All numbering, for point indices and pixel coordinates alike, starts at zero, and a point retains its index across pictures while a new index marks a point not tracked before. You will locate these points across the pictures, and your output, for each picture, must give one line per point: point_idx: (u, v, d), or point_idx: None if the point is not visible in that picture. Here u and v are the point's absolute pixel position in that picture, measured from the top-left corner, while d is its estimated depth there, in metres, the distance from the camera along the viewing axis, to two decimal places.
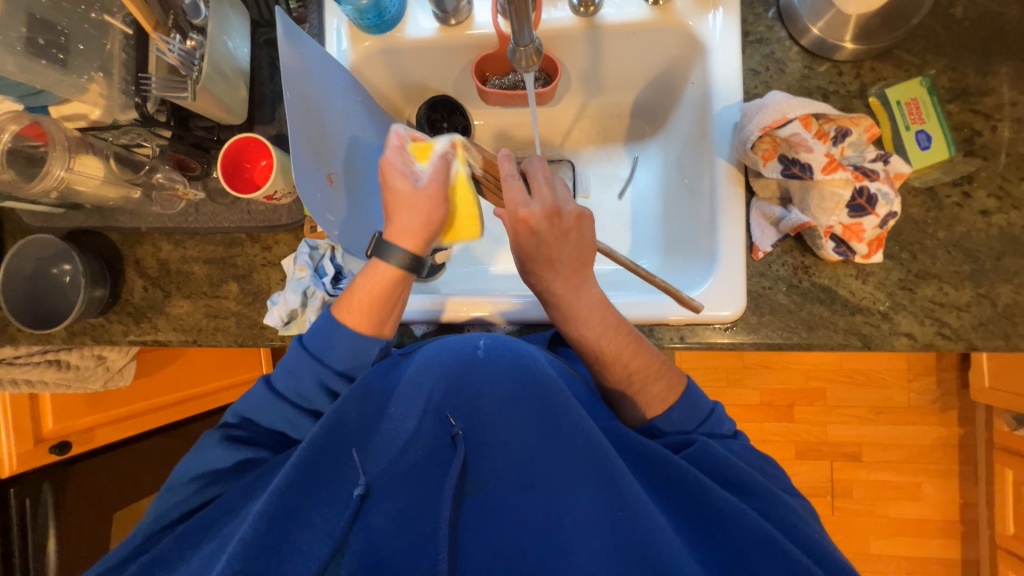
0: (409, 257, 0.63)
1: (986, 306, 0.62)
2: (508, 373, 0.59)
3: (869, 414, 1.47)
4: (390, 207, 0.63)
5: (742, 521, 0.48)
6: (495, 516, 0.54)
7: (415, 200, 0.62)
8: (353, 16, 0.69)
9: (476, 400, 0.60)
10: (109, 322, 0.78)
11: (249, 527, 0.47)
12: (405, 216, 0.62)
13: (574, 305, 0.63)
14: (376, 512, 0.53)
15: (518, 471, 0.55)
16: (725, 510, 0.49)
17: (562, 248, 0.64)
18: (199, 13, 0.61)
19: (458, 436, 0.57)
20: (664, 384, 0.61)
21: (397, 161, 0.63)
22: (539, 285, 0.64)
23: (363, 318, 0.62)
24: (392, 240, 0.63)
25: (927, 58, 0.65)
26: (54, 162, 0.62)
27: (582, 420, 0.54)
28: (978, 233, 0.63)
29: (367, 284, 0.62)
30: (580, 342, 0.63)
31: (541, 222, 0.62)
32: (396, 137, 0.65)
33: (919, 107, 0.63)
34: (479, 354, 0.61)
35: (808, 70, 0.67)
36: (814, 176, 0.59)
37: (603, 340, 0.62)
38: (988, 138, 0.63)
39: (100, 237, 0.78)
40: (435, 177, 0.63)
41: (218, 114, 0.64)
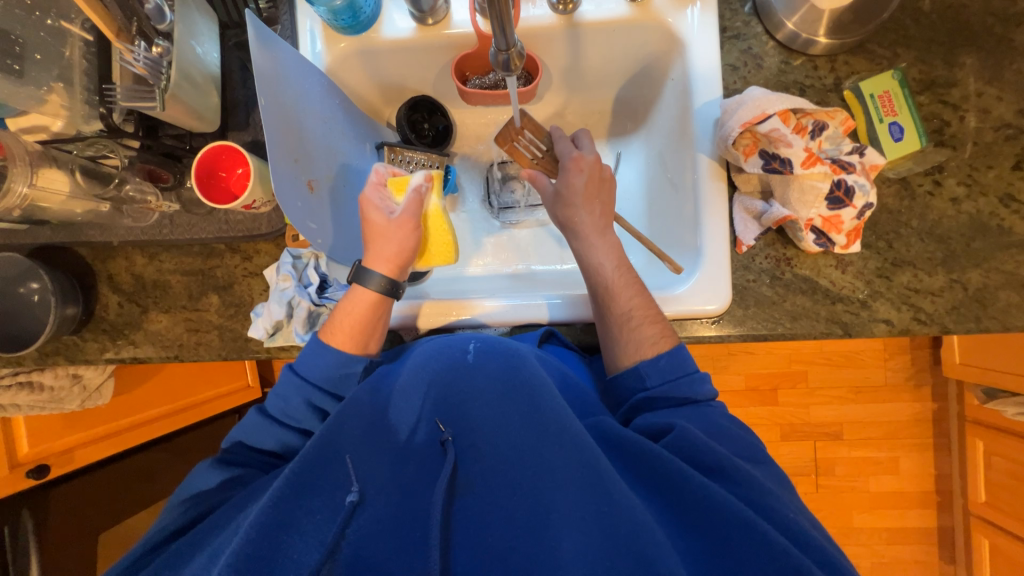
0: (386, 282, 0.63)
1: (958, 290, 0.65)
2: (498, 376, 0.60)
3: (848, 394, 1.52)
4: (367, 239, 0.65)
5: (724, 507, 0.49)
6: (485, 520, 0.53)
7: (390, 231, 0.64)
8: (327, 18, 0.67)
9: (465, 402, 0.60)
10: (84, 340, 0.75)
11: (239, 540, 0.46)
12: (382, 247, 0.64)
13: (594, 238, 0.69)
14: (364, 522, 0.51)
15: (508, 473, 0.55)
16: (707, 497, 0.50)
17: (594, 195, 0.70)
18: (164, 18, 0.58)
19: (447, 442, 0.57)
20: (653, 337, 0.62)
21: (374, 195, 0.65)
22: (568, 217, 0.70)
23: (347, 340, 0.62)
24: (369, 266, 0.63)
25: (897, 51, 0.67)
26: (15, 179, 0.59)
27: (570, 420, 0.55)
28: (949, 220, 0.65)
29: (348, 309, 0.63)
30: (594, 274, 0.67)
31: (589, 162, 0.70)
32: (375, 174, 0.67)
33: (891, 100, 0.65)
34: (469, 357, 0.62)
35: (784, 65, 0.68)
36: (794, 170, 0.60)
37: (615, 273, 0.66)
38: (956, 128, 0.65)
39: (69, 253, 0.75)
40: (409, 208, 0.64)
41: (190, 122, 0.62)
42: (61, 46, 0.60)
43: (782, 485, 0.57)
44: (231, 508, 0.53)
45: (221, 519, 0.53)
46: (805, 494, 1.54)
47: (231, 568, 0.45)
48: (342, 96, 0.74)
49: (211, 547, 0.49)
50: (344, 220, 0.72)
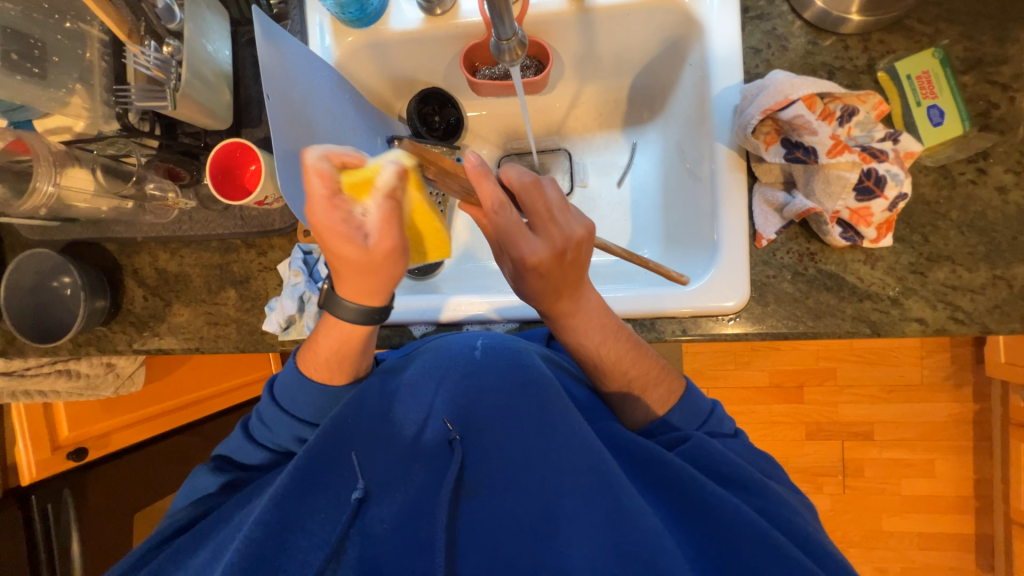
0: (362, 312, 0.54)
1: (1001, 288, 0.60)
2: (507, 374, 0.59)
3: (881, 393, 1.45)
4: (343, 273, 0.51)
5: (736, 516, 0.47)
6: (492, 521, 0.53)
7: (371, 265, 0.49)
8: (335, 11, 0.67)
9: (474, 402, 0.59)
10: (112, 332, 0.79)
11: (242, 537, 0.47)
12: (362, 282, 0.52)
13: (573, 320, 0.58)
14: (370, 520, 0.52)
15: (514, 474, 0.55)
16: (720, 506, 0.48)
17: (577, 278, 0.56)
18: (173, 17, 0.58)
19: (455, 440, 0.56)
20: (664, 389, 0.60)
21: (335, 221, 0.46)
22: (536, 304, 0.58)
23: (331, 373, 0.60)
24: (348, 299, 0.54)
25: (939, 27, 0.61)
26: (39, 178, 0.61)
27: (578, 422, 0.54)
28: (994, 211, 0.60)
29: (329, 341, 0.58)
30: (578, 350, 0.60)
31: (548, 268, 0.52)
32: (321, 178, 0.47)
33: (930, 81, 0.59)
34: (476, 354, 0.62)
35: (812, 46, 0.64)
36: (819, 159, 0.56)
37: (603, 348, 0.59)
38: (1005, 110, 0.60)
39: (98, 249, 0.79)
40: (391, 230, 0.48)
41: (202, 120, 0.62)
42: (80, 46, 0.61)
43: (787, 489, 0.56)
44: (245, 499, 0.55)
45: (235, 509, 0.54)
46: (830, 495, 1.49)
47: (236, 567, 0.45)
48: (351, 90, 0.73)
49: (215, 541, 0.51)
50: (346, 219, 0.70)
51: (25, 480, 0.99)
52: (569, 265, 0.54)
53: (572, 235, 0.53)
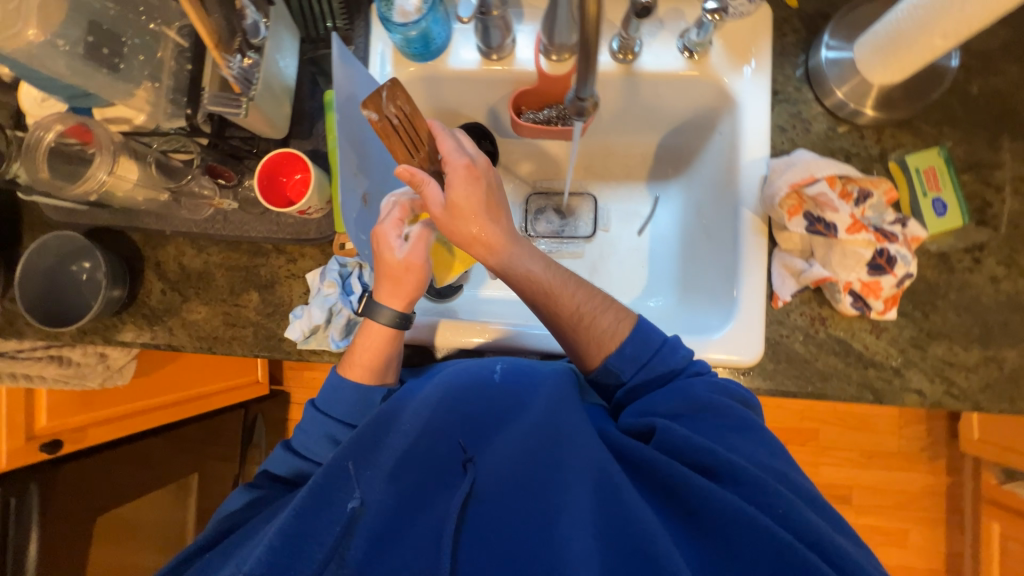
0: (396, 316, 0.64)
1: (993, 368, 0.65)
2: (521, 400, 0.63)
3: (860, 458, 1.49)
4: (383, 276, 0.63)
5: (748, 522, 0.47)
6: (495, 529, 0.53)
7: (399, 271, 0.62)
8: (400, 44, 0.71)
9: (490, 422, 0.61)
10: (122, 322, 0.77)
11: (263, 545, 0.50)
12: (395, 287, 0.63)
13: (514, 248, 0.63)
14: (372, 527, 0.52)
15: (521, 483, 0.55)
16: (730, 511, 0.48)
17: (492, 203, 0.62)
18: (258, 34, 0.60)
19: (469, 462, 0.58)
20: (613, 315, 0.64)
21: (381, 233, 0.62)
22: (474, 229, 0.61)
23: (365, 373, 0.64)
24: (380, 299, 0.64)
25: (943, 130, 0.68)
26: (98, 167, 0.61)
27: (585, 438, 0.57)
28: (987, 297, 0.66)
29: (364, 342, 0.64)
30: (525, 278, 0.63)
31: (479, 166, 0.61)
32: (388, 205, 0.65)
33: (936, 176, 0.66)
34: (495, 377, 0.65)
35: (831, 131, 0.71)
36: (838, 235, 0.62)
37: (545, 274, 0.63)
38: (997, 209, 0.67)
39: (123, 237, 0.78)
40: (421, 250, 0.62)
41: (263, 129, 0.64)
42: (157, 47, 0.64)
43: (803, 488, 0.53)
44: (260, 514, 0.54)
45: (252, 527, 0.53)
46: None
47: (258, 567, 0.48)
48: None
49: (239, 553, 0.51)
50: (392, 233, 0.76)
51: None
52: (471, 188, 0.60)
53: (471, 160, 0.61)
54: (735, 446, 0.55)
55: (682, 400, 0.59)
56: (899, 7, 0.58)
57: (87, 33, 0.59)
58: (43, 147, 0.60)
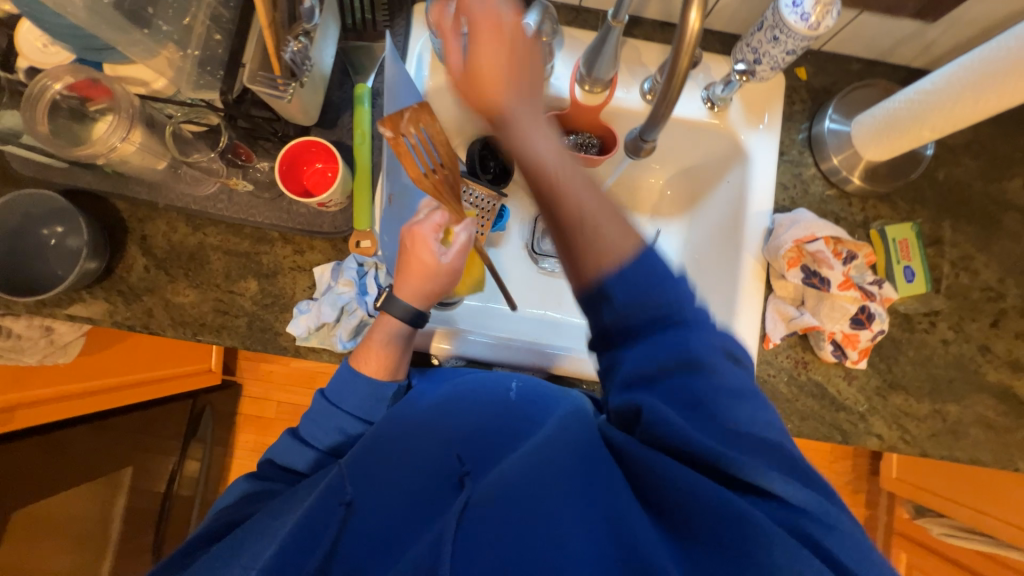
0: (410, 309, 0.63)
1: (938, 420, 0.74)
2: (534, 418, 0.59)
3: None
4: (408, 273, 0.64)
5: (767, 533, 0.37)
6: (487, 532, 0.43)
7: (429, 271, 0.64)
8: (442, 50, 0.71)
9: (500, 437, 0.57)
10: (93, 298, 0.70)
11: (273, 548, 0.46)
12: (420, 284, 0.64)
13: (530, 128, 0.51)
14: (367, 525, 0.49)
15: (512, 484, 0.47)
16: (744, 515, 0.38)
17: (519, 67, 0.53)
18: (312, 19, 0.56)
19: (464, 477, 0.52)
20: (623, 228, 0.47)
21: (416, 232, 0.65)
22: (483, 57, 0.52)
23: (378, 368, 0.63)
24: (401, 294, 0.64)
25: (914, 207, 0.78)
26: (111, 130, 0.55)
27: (591, 445, 0.50)
28: (938, 357, 0.75)
29: (379, 335, 0.64)
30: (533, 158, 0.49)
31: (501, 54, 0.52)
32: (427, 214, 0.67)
33: (908, 247, 0.75)
34: (511, 396, 0.64)
35: (824, 195, 0.78)
36: (831, 289, 0.68)
37: (552, 151, 0.50)
38: (951, 281, 0.77)
39: (105, 202, 0.70)
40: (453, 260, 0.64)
41: (295, 114, 0.61)
42: (189, 6, 0.58)
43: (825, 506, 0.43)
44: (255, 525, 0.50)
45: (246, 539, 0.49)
46: None
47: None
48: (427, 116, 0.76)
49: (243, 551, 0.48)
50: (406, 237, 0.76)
51: None
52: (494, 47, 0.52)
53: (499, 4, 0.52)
54: (736, 428, 0.44)
55: (672, 366, 0.45)
56: (899, 97, 0.66)
57: None
58: (43, 103, 0.55)
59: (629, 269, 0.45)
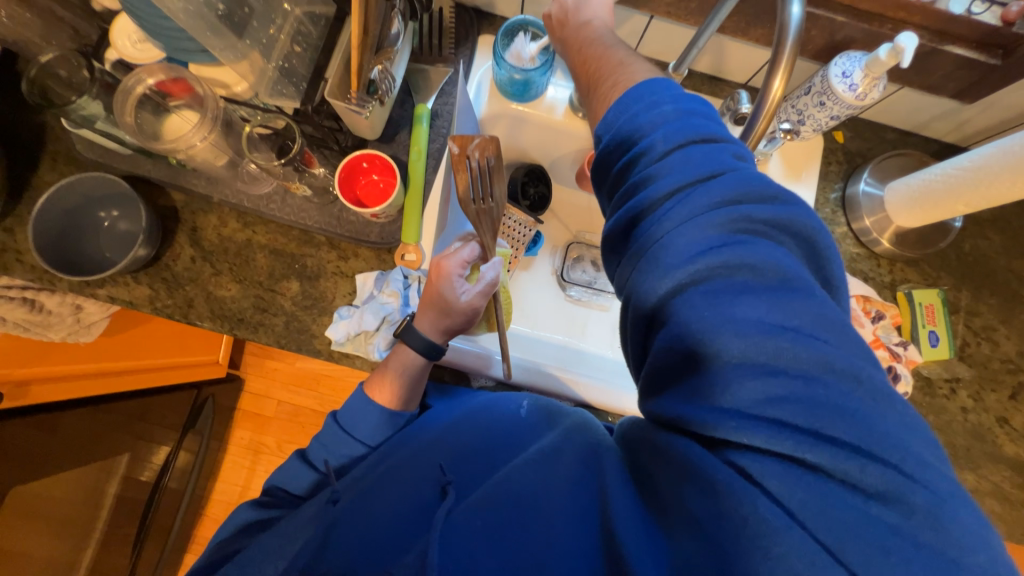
0: (429, 343, 0.63)
1: None
2: (535, 431, 0.57)
3: None
4: (426, 303, 0.64)
5: (759, 504, 0.33)
6: (467, 542, 0.46)
7: (448, 306, 0.63)
8: (503, 81, 0.75)
9: (500, 451, 0.56)
10: (136, 283, 0.71)
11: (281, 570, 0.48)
12: (437, 318, 0.64)
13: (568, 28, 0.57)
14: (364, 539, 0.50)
15: (493, 497, 0.48)
16: (737, 489, 0.34)
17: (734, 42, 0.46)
18: (394, 43, 0.59)
19: (447, 486, 0.52)
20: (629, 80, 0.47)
21: (445, 264, 0.65)
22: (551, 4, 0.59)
23: (389, 395, 0.63)
24: (418, 324, 0.64)
25: (940, 274, 0.80)
26: (194, 129, 0.58)
27: (590, 464, 0.49)
28: (956, 423, 0.76)
29: (394, 362, 0.64)
30: (583, 26, 0.55)
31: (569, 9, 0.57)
32: (461, 250, 0.67)
33: (934, 312, 0.77)
34: (521, 414, 0.61)
35: (854, 254, 0.81)
36: None
37: (580, 45, 0.54)
38: (972, 350, 0.78)
39: (161, 193, 0.72)
40: (474, 298, 0.63)
41: (364, 128, 0.64)
42: (273, 17, 0.61)
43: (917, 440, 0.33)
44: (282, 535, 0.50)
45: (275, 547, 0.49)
46: None
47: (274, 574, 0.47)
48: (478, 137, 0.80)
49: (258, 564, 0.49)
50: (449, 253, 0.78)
51: None
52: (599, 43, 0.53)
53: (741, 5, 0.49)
54: (770, 357, 0.34)
55: (701, 262, 0.37)
56: (937, 169, 0.69)
57: None
58: (133, 96, 0.57)
59: (627, 94, 0.45)
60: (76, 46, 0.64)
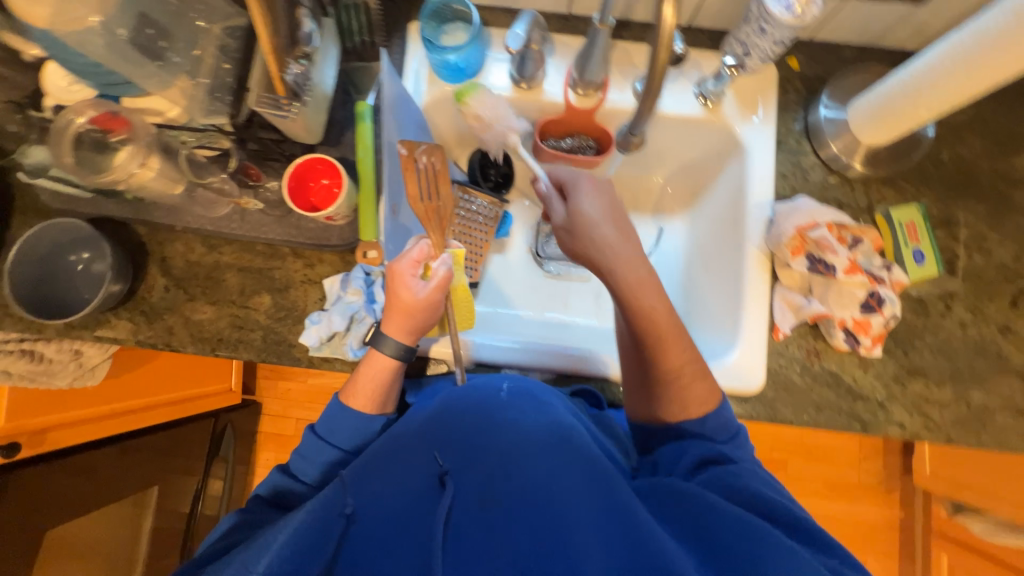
0: (403, 348, 0.65)
1: (962, 405, 0.72)
2: (521, 415, 0.61)
3: (825, 489, 1.57)
4: (391, 311, 0.65)
5: (712, 521, 0.51)
6: (487, 547, 0.51)
7: (414, 309, 0.65)
8: (437, 65, 0.74)
9: (489, 435, 0.59)
10: (117, 318, 0.73)
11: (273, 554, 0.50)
12: (404, 323, 0.65)
13: (588, 197, 0.72)
14: (376, 528, 0.53)
15: (514, 509, 0.53)
16: (706, 520, 0.52)
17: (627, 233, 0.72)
18: (311, 41, 0.58)
19: (446, 476, 0.56)
20: (705, 386, 0.65)
21: (402, 270, 0.65)
22: (575, 213, 0.71)
23: (368, 402, 0.65)
24: (387, 332, 0.65)
25: (920, 189, 0.77)
26: (127, 157, 0.59)
27: (588, 445, 0.58)
28: (957, 340, 0.73)
29: (368, 370, 0.65)
30: (648, 311, 0.66)
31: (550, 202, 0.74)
32: (415, 250, 0.67)
33: (915, 229, 0.74)
34: (502, 395, 0.64)
35: (825, 182, 0.78)
36: (837, 275, 0.68)
37: (655, 313, 0.66)
38: (965, 262, 0.75)
39: (127, 229, 0.74)
40: (437, 293, 0.65)
41: (298, 131, 0.65)
42: (195, 45, 0.64)
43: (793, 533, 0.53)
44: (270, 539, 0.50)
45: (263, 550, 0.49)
46: None
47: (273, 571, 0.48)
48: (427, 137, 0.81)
49: (244, 557, 0.51)
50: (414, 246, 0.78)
51: None
52: (677, 347, 0.65)
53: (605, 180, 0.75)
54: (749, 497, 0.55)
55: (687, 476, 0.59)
56: (891, 79, 0.66)
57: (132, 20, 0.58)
58: (68, 135, 0.59)
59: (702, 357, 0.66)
60: (19, 99, 0.66)
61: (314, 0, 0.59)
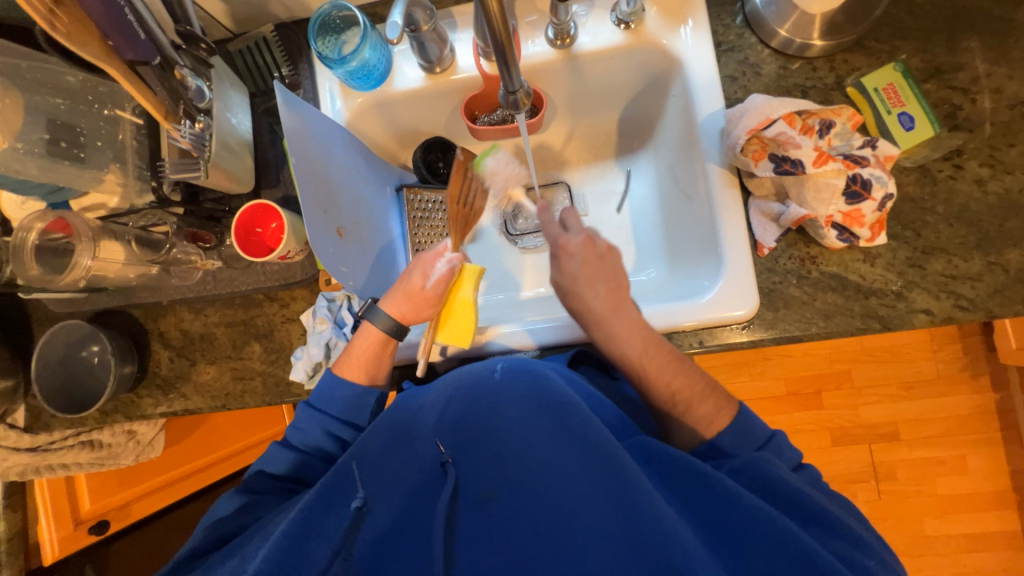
0: (393, 323, 0.67)
1: (998, 273, 0.62)
2: (521, 395, 0.59)
3: (900, 391, 1.44)
4: (400, 291, 0.68)
5: (733, 502, 0.49)
6: (485, 531, 0.54)
7: (416, 295, 0.67)
8: (344, 78, 0.73)
9: (485, 420, 0.60)
10: (140, 397, 0.80)
11: (269, 546, 0.50)
12: (409, 308, 0.68)
13: (612, 323, 0.62)
14: (381, 524, 0.55)
15: (520, 492, 0.55)
16: (718, 495, 0.50)
17: (597, 275, 0.63)
18: (204, 97, 0.62)
19: (447, 464, 0.58)
20: (711, 405, 0.60)
21: (428, 257, 0.70)
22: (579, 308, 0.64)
23: (362, 373, 0.67)
24: (380, 305, 0.68)
25: (896, 44, 0.67)
26: (80, 253, 0.65)
27: (598, 433, 0.53)
28: (976, 202, 0.64)
29: (362, 342, 0.67)
30: (624, 360, 0.62)
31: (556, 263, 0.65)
32: (441, 245, 0.71)
33: (896, 91, 0.65)
34: (496, 377, 0.61)
35: (783, 70, 0.70)
36: (807, 170, 0.61)
37: (645, 358, 0.61)
38: (969, 111, 0.65)
39: (122, 315, 0.80)
40: (440, 288, 0.67)
41: (229, 185, 0.68)
42: (117, 131, 0.69)
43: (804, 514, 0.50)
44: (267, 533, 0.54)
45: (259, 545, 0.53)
46: (867, 502, 1.45)
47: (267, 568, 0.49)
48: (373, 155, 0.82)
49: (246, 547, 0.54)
50: (378, 261, 0.78)
51: (49, 558, 1.02)
52: (674, 377, 0.61)
53: (569, 239, 0.64)
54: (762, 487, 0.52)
55: None
56: None
57: (47, 132, 0.64)
58: (26, 247, 0.64)
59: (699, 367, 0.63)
60: None
61: (193, 57, 0.60)
